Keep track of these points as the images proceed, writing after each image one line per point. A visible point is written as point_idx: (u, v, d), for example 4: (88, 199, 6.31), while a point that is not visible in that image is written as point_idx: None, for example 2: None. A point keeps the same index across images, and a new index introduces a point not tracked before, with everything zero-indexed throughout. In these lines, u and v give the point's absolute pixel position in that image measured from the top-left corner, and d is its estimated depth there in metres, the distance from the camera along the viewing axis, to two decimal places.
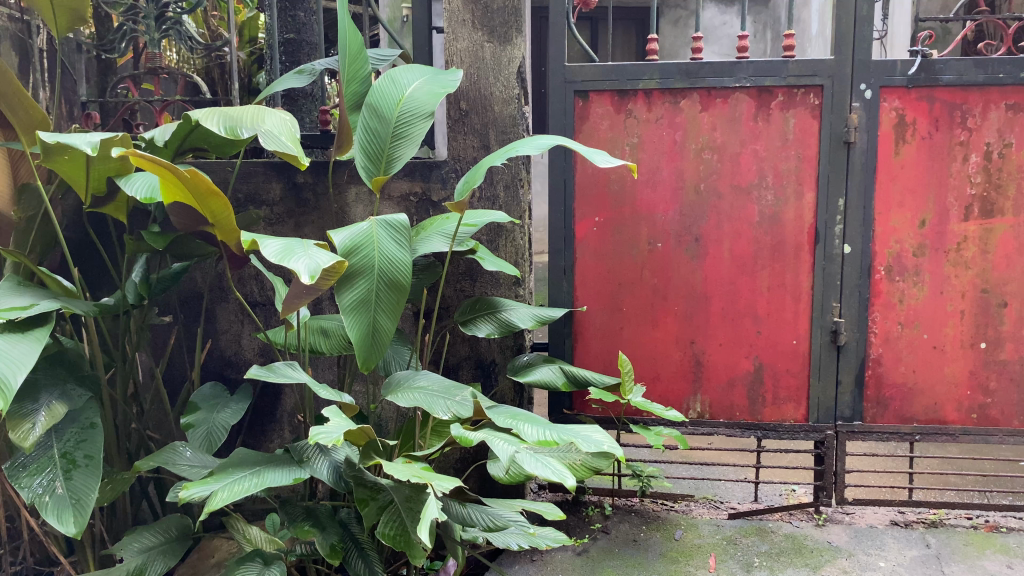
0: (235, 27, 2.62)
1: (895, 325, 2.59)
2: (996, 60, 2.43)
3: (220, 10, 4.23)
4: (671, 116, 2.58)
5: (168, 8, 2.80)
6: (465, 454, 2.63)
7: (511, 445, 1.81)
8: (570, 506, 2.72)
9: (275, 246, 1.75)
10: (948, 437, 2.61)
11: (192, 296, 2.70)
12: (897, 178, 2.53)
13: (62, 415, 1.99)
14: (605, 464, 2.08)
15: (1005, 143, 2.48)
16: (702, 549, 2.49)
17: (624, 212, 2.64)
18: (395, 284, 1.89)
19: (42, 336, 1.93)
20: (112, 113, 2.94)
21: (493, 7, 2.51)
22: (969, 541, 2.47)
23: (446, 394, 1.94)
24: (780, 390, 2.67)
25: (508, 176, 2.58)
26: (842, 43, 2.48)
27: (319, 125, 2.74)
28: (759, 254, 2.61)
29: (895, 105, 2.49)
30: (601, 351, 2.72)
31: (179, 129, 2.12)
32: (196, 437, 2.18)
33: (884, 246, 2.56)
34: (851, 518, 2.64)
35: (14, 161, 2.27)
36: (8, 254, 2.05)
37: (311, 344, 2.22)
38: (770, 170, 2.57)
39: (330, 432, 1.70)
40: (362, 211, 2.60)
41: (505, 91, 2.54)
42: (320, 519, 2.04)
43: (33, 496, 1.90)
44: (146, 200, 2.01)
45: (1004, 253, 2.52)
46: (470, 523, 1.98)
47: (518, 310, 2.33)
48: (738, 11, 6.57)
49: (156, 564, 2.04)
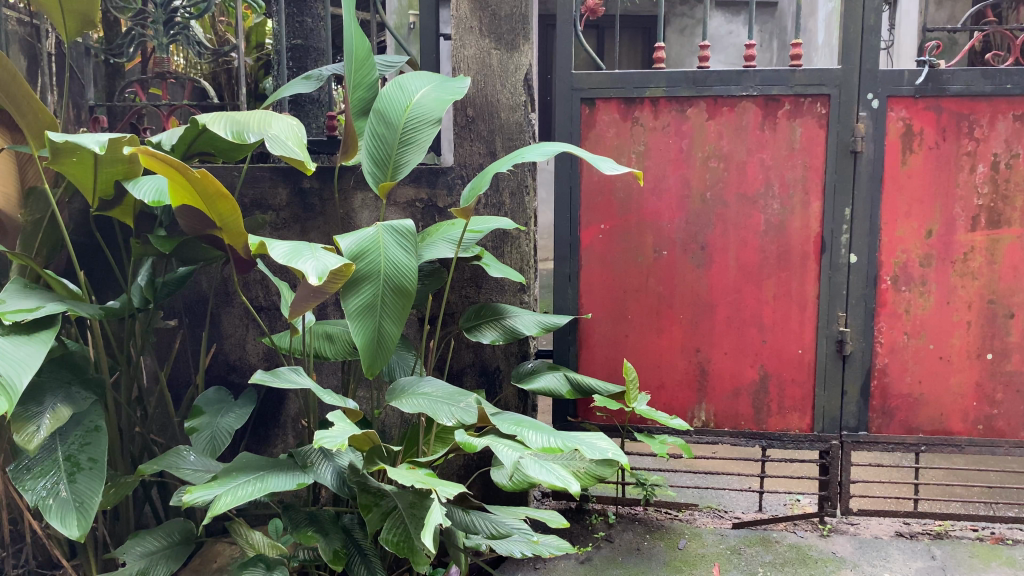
0: (243, 32, 2.55)
1: (901, 335, 2.58)
2: (1004, 71, 2.43)
3: (226, 16, 4.27)
4: (677, 124, 2.59)
5: (177, 12, 2.78)
6: (469, 462, 2.61)
7: (515, 451, 1.80)
8: (574, 514, 2.71)
9: (283, 248, 1.76)
10: (953, 447, 2.60)
11: (197, 300, 2.70)
12: (904, 188, 2.52)
13: (67, 418, 1.99)
14: (609, 472, 2.09)
15: (1012, 154, 2.47)
16: (705, 559, 2.47)
17: (630, 220, 2.64)
18: (401, 289, 1.90)
19: (48, 339, 1.93)
20: (120, 117, 3.00)
21: (501, 14, 2.52)
22: (975, 553, 2.46)
23: (451, 400, 1.94)
24: (785, 400, 2.66)
25: (514, 183, 2.58)
26: (848, 53, 2.49)
27: (320, 117, 3.54)
28: (765, 262, 2.61)
29: (903, 114, 2.49)
30: (606, 358, 2.71)
31: (186, 134, 2.15)
32: (201, 441, 2.17)
33: (891, 255, 2.55)
34: (856, 529, 2.63)
35: (23, 165, 2.29)
36: (14, 257, 2.05)
37: (317, 348, 2.21)
38: (776, 179, 2.57)
39: (335, 437, 1.70)
40: (368, 216, 2.60)
41: (512, 97, 2.55)
42: (323, 525, 2.03)
43: (37, 499, 1.89)
44: (154, 202, 2.03)
45: (1012, 263, 2.51)
46: (473, 530, 1.96)
47: (523, 317, 2.32)
48: (743, 21, 6.63)
49: (159, 568, 2.03)
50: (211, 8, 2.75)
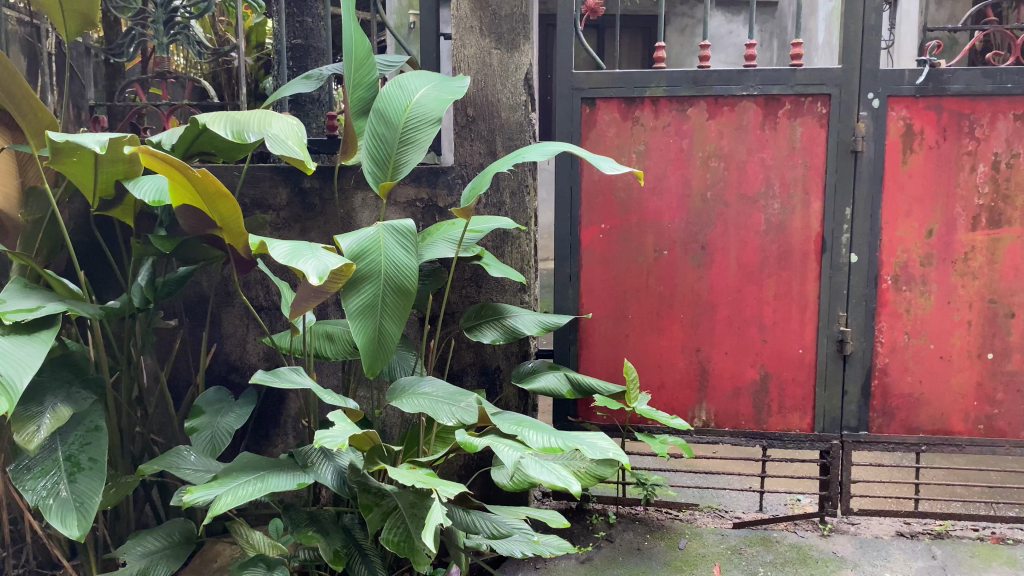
0: (243, 32, 2.55)
1: (901, 335, 2.58)
2: (1004, 71, 2.43)
3: (226, 16, 4.27)
4: (678, 124, 2.58)
5: (177, 12, 2.79)
6: (470, 461, 2.61)
7: (516, 451, 1.80)
8: (575, 514, 2.70)
9: (283, 248, 1.76)
10: (953, 447, 2.60)
11: (198, 300, 2.70)
12: (904, 187, 2.52)
13: (67, 419, 1.99)
14: (609, 472, 2.09)
15: (1013, 153, 2.47)
16: (706, 559, 2.47)
17: (630, 219, 2.64)
18: (401, 289, 1.90)
19: (48, 339, 1.92)
20: (120, 116, 3.00)
21: (501, 14, 2.52)
22: (976, 553, 2.46)
23: (451, 400, 1.94)
24: (786, 399, 2.66)
25: (514, 183, 2.58)
26: (848, 52, 2.48)
27: (320, 117, 3.54)
28: (765, 263, 2.61)
29: (903, 114, 2.49)
30: (606, 358, 2.71)
31: (186, 134, 2.15)
32: (201, 441, 2.17)
33: (892, 255, 2.55)
34: (857, 528, 2.63)
35: (23, 164, 2.29)
36: (14, 257, 2.05)
37: (317, 348, 2.21)
38: (777, 178, 2.57)
39: (336, 437, 1.70)
40: (368, 216, 2.60)
41: (512, 97, 2.55)
42: (324, 524, 2.03)
43: (38, 499, 1.89)
44: (154, 202, 2.03)
45: (1013, 263, 2.51)
46: (474, 530, 1.96)
47: (523, 316, 2.32)
48: (743, 20, 6.63)
49: (160, 567, 2.03)
50: (211, 8, 2.76)
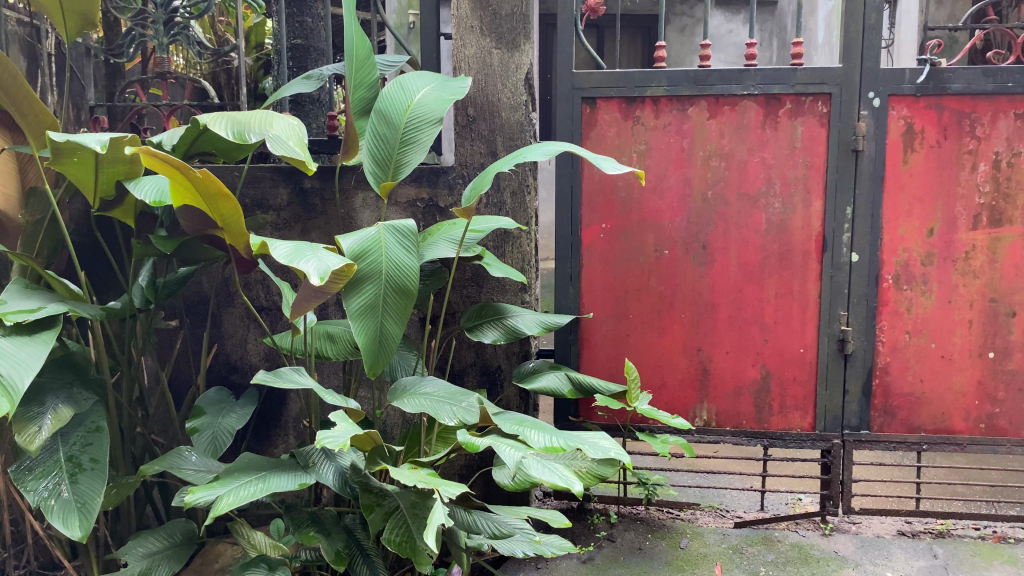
0: (243, 33, 2.53)
1: (902, 335, 2.58)
2: (1005, 69, 2.42)
3: (226, 16, 4.27)
4: (679, 123, 2.58)
5: (176, 12, 2.77)
6: (470, 461, 2.61)
7: (517, 451, 1.79)
8: (576, 513, 2.70)
9: (284, 248, 1.76)
10: (955, 446, 2.60)
11: (198, 300, 2.69)
12: (905, 186, 2.52)
13: (68, 419, 1.98)
14: (610, 472, 2.09)
15: (1014, 152, 2.47)
16: (707, 558, 2.47)
17: (631, 219, 2.64)
18: (402, 289, 1.89)
19: (49, 339, 1.92)
20: (119, 117, 2.99)
21: (501, 14, 2.52)
22: (978, 551, 2.46)
23: (452, 400, 1.94)
24: (787, 399, 2.66)
25: (515, 183, 2.58)
26: (848, 51, 2.49)
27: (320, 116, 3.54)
28: (766, 262, 2.61)
29: (904, 113, 2.49)
30: (607, 358, 2.71)
31: (187, 134, 2.14)
32: (202, 441, 2.16)
33: (893, 254, 2.55)
34: (858, 527, 2.63)
35: (23, 165, 2.29)
36: (15, 258, 2.05)
37: (317, 348, 2.21)
38: (778, 178, 2.57)
39: (337, 437, 1.70)
40: (369, 216, 2.60)
41: (513, 96, 2.55)
42: (325, 525, 2.03)
43: (39, 500, 1.89)
44: (155, 202, 2.03)
45: (1013, 262, 2.51)
46: (475, 530, 1.96)
47: (524, 316, 2.32)
48: (743, 19, 6.63)
49: (161, 567, 2.03)
50: (210, 8, 2.74)
